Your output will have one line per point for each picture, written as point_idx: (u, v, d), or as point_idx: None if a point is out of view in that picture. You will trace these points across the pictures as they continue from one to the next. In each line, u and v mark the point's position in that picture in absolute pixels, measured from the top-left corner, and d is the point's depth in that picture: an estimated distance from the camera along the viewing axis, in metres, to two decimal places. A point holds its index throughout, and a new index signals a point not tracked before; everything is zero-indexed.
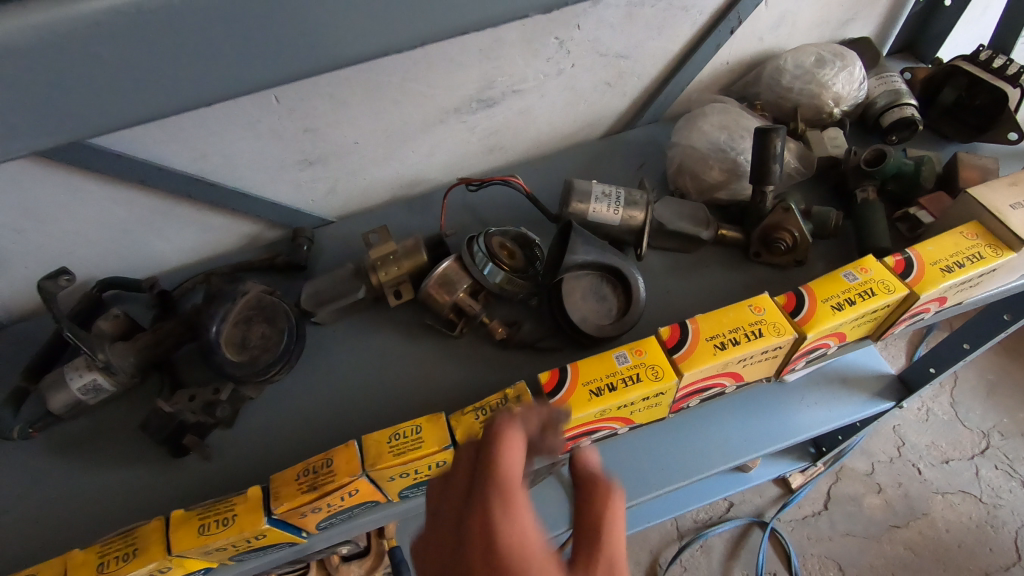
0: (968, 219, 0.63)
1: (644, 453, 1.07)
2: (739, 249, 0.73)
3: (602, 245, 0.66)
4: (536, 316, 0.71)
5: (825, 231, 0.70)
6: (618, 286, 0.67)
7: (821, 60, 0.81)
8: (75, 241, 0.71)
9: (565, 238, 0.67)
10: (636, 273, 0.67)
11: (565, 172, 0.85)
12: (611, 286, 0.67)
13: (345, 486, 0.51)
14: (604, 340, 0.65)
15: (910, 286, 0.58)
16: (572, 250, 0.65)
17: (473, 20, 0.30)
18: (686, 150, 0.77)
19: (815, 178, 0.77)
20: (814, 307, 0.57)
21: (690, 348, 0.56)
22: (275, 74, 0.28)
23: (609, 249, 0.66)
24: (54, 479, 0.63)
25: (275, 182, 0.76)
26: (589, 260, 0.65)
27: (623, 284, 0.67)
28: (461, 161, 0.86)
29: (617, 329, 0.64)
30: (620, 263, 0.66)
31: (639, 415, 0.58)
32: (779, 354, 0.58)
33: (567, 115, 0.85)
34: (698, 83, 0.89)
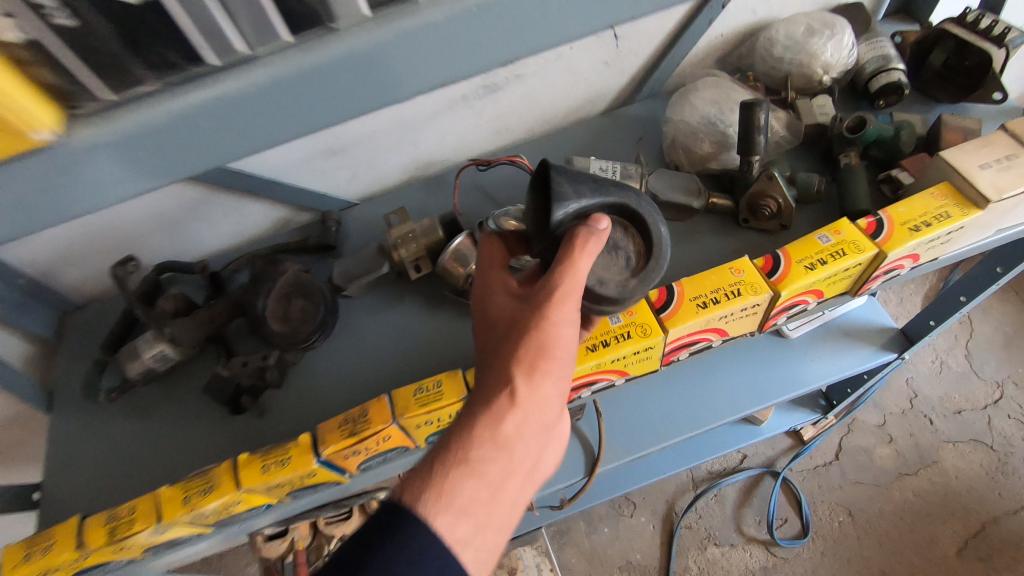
0: (940, 180, 0.68)
1: (655, 409, 1.17)
2: (729, 216, 0.78)
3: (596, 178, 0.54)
4: None
5: (808, 197, 0.75)
6: (629, 229, 0.56)
7: (811, 30, 0.83)
8: (137, 232, 0.82)
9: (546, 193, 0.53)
10: (642, 203, 0.55)
11: (567, 148, 0.91)
12: (622, 230, 0.56)
13: (379, 432, 0.61)
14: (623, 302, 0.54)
15: (879, 245, 0.63)
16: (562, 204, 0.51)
17: (559, 35, 0.31)
18: (678, 126, 0.82)
19: (803, 146, 0.81)
20: (789, 268, 0.64)
21: (675, 307, 0.63)
22: (339, 107, 0.30)
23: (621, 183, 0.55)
24: (134, 436, 0.74)
25: (302, 171, 0.85)
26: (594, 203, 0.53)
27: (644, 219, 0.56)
28: (469, 143, 0.93)
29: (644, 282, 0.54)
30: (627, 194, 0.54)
31: (632, 367, 0.66)
32: (758, 311, 0.65)
33: (568, 94, 0.91)
34: (693, 58, 0.93)
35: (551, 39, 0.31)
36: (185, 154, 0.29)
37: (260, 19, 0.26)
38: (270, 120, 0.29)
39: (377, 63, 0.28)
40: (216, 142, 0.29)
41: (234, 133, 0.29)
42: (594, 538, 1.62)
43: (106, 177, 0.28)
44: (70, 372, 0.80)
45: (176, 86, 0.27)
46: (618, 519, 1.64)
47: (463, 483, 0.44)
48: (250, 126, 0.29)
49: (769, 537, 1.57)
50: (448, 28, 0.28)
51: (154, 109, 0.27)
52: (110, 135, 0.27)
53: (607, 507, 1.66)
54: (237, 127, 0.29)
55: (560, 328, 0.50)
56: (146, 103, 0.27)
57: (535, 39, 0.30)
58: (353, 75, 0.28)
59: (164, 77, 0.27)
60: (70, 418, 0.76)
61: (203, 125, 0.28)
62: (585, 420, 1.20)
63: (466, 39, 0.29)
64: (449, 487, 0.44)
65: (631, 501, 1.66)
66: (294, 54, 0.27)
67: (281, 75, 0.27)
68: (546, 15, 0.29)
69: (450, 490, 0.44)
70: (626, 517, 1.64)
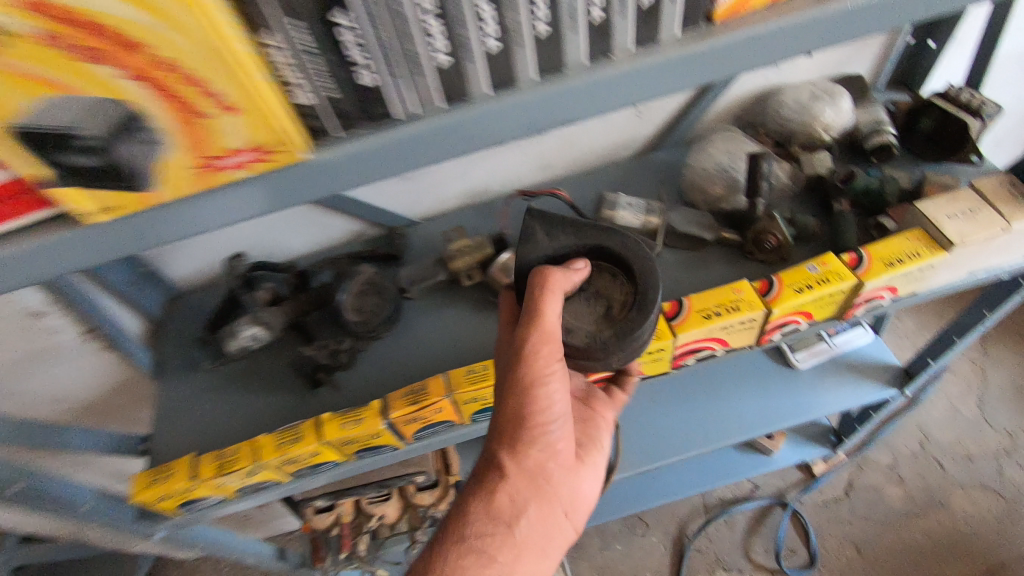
0: (916, 226, 0.80)
1: (668, 425, 1.31)
2: (738, 249, 0.91)
3: (578, 225, 0.67)
4: None
5: (806, 235, 0.88)
6: (617, 275, 0.66)
7: (815, 95, 0.97)
8: (240, 234, 1.00)
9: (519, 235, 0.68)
10: (629, 250, 0.65)
11: (600, 184, 1.06)
12: (611, 277, 0.67)
13: (435, 402, 0.75)
14: (605, 346, 0.64)
15: (858, 276, 0.76)
16: (533, 248, 0.66)
17: (645, 92, 0.41)
18: (696, 171, 0.96)
19: (805, 193, 0.95)
20: (781, 290, 0.76)
21: (684, 317, 0.76)
22: (486, 138, 0.41)
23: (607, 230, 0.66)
24: (228, 400, 0.90)
25: (377, 192, 1.02)
26: (564, 245, 0.66)
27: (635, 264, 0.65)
28: (517, 176, 1.10)
29: (619, 325, 0.64)
30: (608, 240, 0.65)
31: (645, 366, 0.80)
32: (755, 325, 0.78)
33: (603, 139, 1.07)
34: (713, 114, 1.09)
35: (642, 92, 0.41)
36: (381, 168, 0.40)
37: (436, 91, 0.37)
38: (437, 146, 0.40)
39: (517, 113, 0.39)
40: (403, 161, 0.40)
41: (415, 156, 0.40)
42: (607, 554, 1.70)
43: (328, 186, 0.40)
44: (178, 346, 0.97)
45: (383, 127, 0.38)
46: (631, 537, 1.72)
47: (463, 553, 0.63)
48: (425, 151, 0.40)
49: (777, 566, 1.63)
50: (568, 92, 0.39)
51: (367, 142, 0.38)
52: (337, 158, 0.38)
53: (621, 525, 1.75)
54: (417, 153, 0.40)
55: (530, 397, 0.65)
56: (363, 137, 0.38)
57: (630, 92, 0.40)
58: (502, 120, 0.39)
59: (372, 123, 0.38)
60: (178, 382, 0.93)
61: (396, 150, 0.39)
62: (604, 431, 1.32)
63: (582, 96, 0.40)
64: (453, 559, 0.62)
65: (644, 520, 1.74)
66: (464, 109, 0.38)
67: (456, 120, 0.38)
68: (637, 81, 0.40)
69: (454, 562, 0.62)
70: (638, 535, 1.72)
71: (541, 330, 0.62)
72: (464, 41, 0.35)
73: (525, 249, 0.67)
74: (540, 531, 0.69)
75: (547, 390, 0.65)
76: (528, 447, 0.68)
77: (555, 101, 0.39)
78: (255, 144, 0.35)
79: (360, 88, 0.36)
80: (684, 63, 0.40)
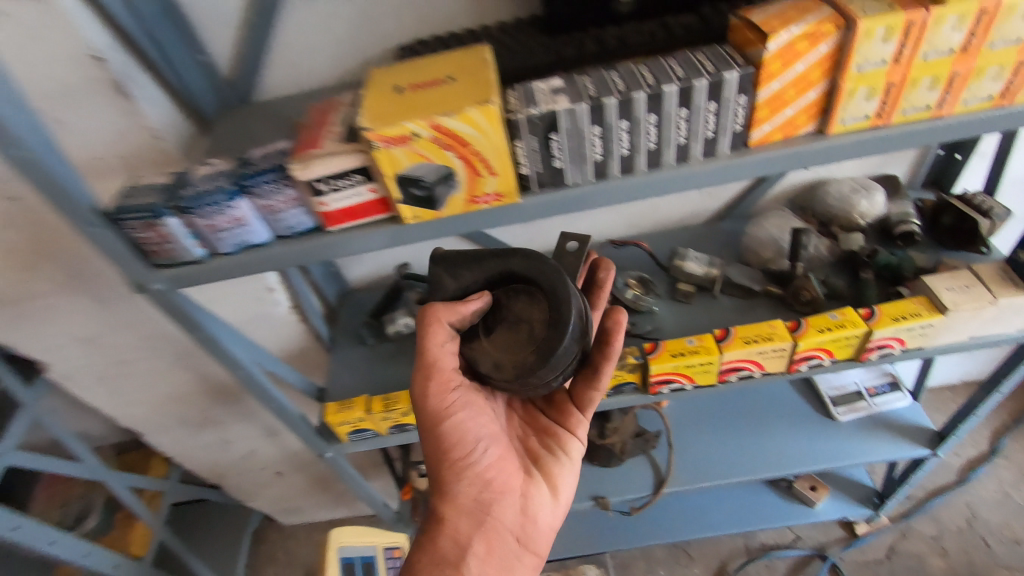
0: (922, 294, 1.04)
1: (717, 453, 1.50)
2: (780, 300, 1.16)
3: (476, 258, 0.79)
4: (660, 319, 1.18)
5: (835, 293, 1.13)
6: (530, 295, 0.77)
7: (853, 189, 1.23)
8: (404, 251, 1.37)
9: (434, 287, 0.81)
10: (532, 272, 0.76)
11: (675, 242, 1.36)
12: (524, 297, 0.78)
13: None
14: (533, 371, 0.74)
15: (870, 325, 1.00)
16: (440, 292, 0.81)
17: (709, 182, 0.71)
18: (752, 238, 1.24)
19: (839, 264, 1.19)
20: (807, 329, 1.02)
21: (730, 340, 1.03)
22: (613, 199, 0.72)
23: (512, 259, 0.76)
24: (384, 367, 1.24)
25: (502, 231, 1.37)
26: (467, 281, 0.80)
27: (545, 283, 0.75)
28: (608, 230, 1.41)
29: (542, 341, 0.74)
30: (511, 264, 0.77)
31: (697, 376, 1.06)
32: (785, 354, 1.03)
33: (679, 208, 1.38)
34: (770, 196, 1.38)
35: (706, 182, 0.71)
36: (555, 211, 0.72)
37: (592, 170, 0.69)
38: (585, 201, 0.72)
39: (633, 187, 0.71)
40: (566, 208, 0.72)
41: (573, 206, 0.72)
42: None
43: (525, 217, 0.72)
44: (349, 327, 1.34)
45: (561, 187, 0.71)
46: (675, 565, 1.88)
47: None
48: (579, 203, 0.72)
49: None
50: (663, 179, 0.70)
51: (553, 194, 0.71)
52: (534, 202, 0.71)
53: (666, 553, 1.91)
54: (575, 204, 0.72)
55: (440, 434, 0.84)
56: (551, 191, 0.71)
57: (700, 181, 0.71)
58: (625, 191, 0.71)
59: (556, 184, 0.71)
60: (349, 351, 1.28)
61: (563, 202, 0.71)
62: (659, 451, 1.54)
63: (670, 184, 0.71)
64: None
65: (688, 552, 1.90)
66: (604, 181, 0.70)
67: (601, 187, 0.70)
68: (704, 176, 0.70)
69: None
70: (681, 565, 1.88)
71: (431, 368, 0.80)
72: (611, 147, 0.67)
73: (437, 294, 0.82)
74: (489, 559, 0.84)
75: (453, 421, 0.84)
76: (453, 483, 0.86)
77: (655, 184, 0.70)
78: (500, 192, 0.69)
79: (553, 168, 0.68)
80: (734, 167, 0.69)
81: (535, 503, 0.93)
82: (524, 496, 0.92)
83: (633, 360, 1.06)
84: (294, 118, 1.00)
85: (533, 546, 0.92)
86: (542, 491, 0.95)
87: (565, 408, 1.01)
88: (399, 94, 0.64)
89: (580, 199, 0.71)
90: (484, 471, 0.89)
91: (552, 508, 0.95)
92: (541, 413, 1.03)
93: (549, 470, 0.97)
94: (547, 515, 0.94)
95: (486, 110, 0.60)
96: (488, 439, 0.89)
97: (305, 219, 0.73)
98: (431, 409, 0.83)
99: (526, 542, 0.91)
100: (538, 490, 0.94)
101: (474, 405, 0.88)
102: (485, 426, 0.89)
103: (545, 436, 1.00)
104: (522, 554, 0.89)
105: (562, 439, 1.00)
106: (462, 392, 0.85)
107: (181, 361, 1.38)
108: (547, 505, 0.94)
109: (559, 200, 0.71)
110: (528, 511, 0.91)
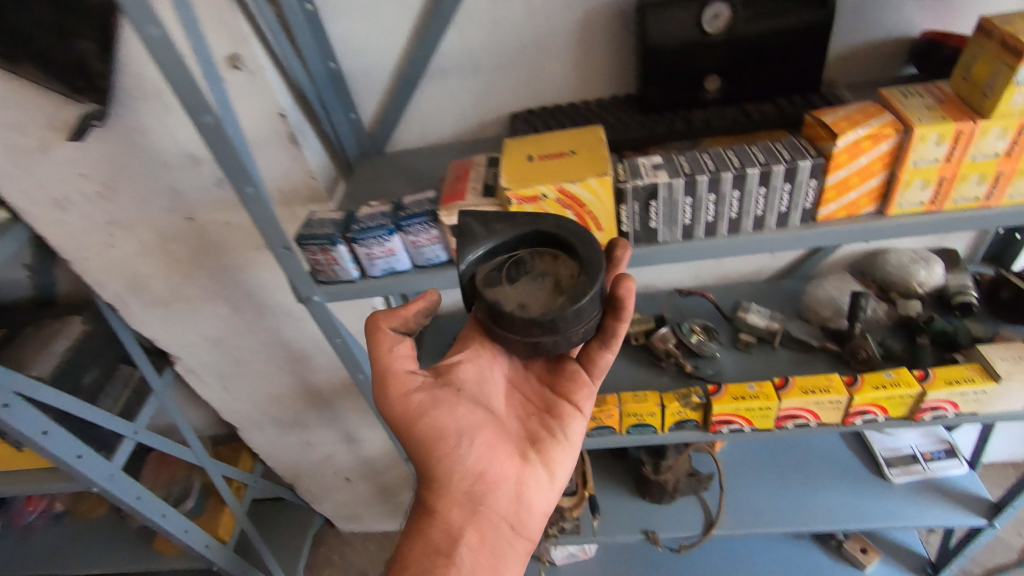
0: (976, 362, 1.11)
1: (768, 501, 1.56)
2: (837, 357, 1.24)
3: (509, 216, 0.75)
4: (722, 364, 1.28)
5: (890, 355, 1.21)
6: (558, 257, 0.73)
7: (913, 259, 1.32)
8: None
9: (463, 236, 0.74)
10: (566, 234, 0.73)
11: (739, 295, 1.47)
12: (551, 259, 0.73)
13: (611, 407, 1.20)
14: (561, 313, 0.66)
15: (924, 386, 1.08)
16: (466, 239, 0.73)
17: (779, 247, 0.84)
18: (813, 297, 1.34)
19: (897, 327, 1.27)
20: (863, 385, 1.11)
21: (788, 388, 1.13)
22: (696, 256, 0.86)
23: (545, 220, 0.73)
24: None
25: None
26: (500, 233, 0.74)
27: (578, 244, 0.72)
28: (676, 280, 1.54)
29: (575, 290, 0.68)
30: (545, 223, 0.73)
31: (756, 419, 1.16)
32: (841, 406, 1.12)
33: (744, 265, 1.49)
34: (831, 260, 1.48)
35: (778, 247, 0.84)
36: (645, 262, 0.87)
37: (680, 231, 0.84)
38: (671, 256, 0.86)
39: (714, 248, 0.85)
40: (655, 260, 0.87)
41: (661, 259, 0.86)
42: None
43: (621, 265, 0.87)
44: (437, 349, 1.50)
45: (652, 243, 0.85)
46: None
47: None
48: (666, 257, 0.86)
49: None
50: (740, 243, 0.84)
51: (645, 248, 0.85)
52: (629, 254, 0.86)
53: None
54: (663, 258, 0.86)
55: (418, 431, 0.86)
56: (644, 246, 0.85)
57: (772, 247, 0.84)
58: (706, 250, 0.85)
59: (648, 241, 0.85)
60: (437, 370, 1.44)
61: (653, 255, 0.86)
62: (710, 493, 1.61)
63: (745, 247, 0.84)
64: None
65: None
66: (690, 241, 0.84)
67: (686, 246, 0.84)
68: (776, 242, 0.83)
69: None
70: None
71: (397, 372, 0.87)
72: (698, 214, 0.81)
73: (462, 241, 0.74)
74: (482, 549, 0.86)
75: (428, 421, 0.86)
76: (442, 479, 0.87)
77: (733, 246, 0.84)
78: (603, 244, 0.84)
79: (649, 228, 0.83)
80: (803, 237, 0.82)
81: (530, 489, 0.91)
82: (517, 483, 0.91)
83: (697, 398, 1.18)
84: (419, 168, 1.20)
85: (528, 531, 0.91)
86: (538, 476, 0.93)
87: (572, 380, 0.96)
88: (530, 163, 0.82)
89: (667, 254, 0.86)
90: (474, 465, 0.88)
91: (549, 492, 0.93)
92: (546, 390, 0.98)
93: (547, 453, 0.94)
94: (542, 500, 0.93)
95: (604, 179, 0.76)
96: (469, 432, 0.88)
97: (440, 253, 0.90)
98: (404, 408, 0.87)
99: (520, 527, 0.91)
100: (534, 475, 0.92)
101: (451, 400, 0.89)
102: (463, 419, 0.88)
103: (547, 415, 0.97)
104: (516, 541, 0.90)
105: (564, 421, 0.96)
106: (425, 392, 0.88)
107: (287, 366, 1.58)
108: (543, 490, 0.93)
109: (650, 254, 0.86)
110: (523, 497, 0.91)
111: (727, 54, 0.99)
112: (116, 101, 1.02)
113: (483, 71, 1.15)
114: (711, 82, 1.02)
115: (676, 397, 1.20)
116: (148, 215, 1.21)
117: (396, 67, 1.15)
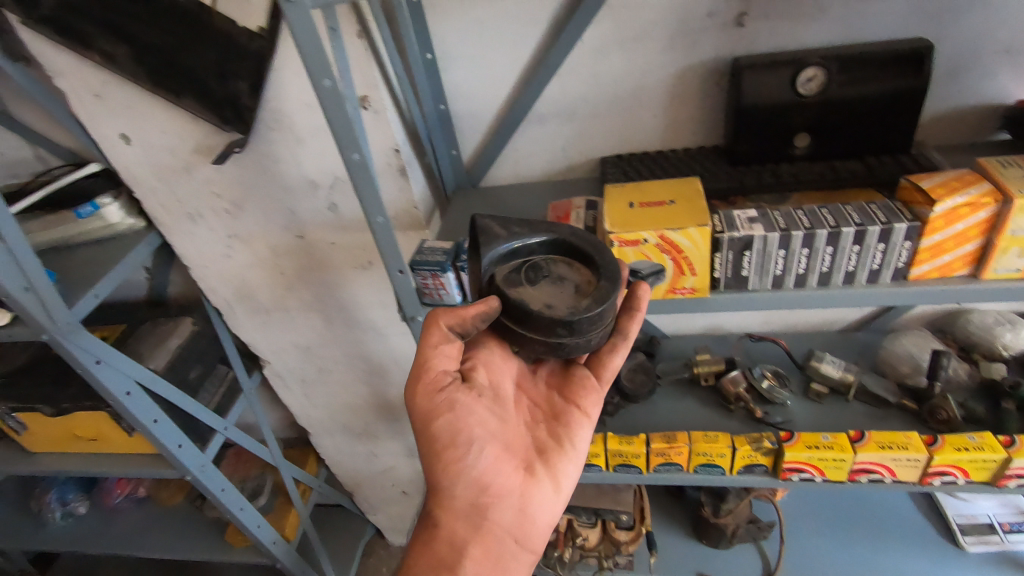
0: None
1: (831, 558, 1.52)
2: (914, 415, 1.24)
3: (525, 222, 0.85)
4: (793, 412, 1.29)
5: (973, 416, 1.19)
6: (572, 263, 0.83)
7: (997, 320, 1.30)
8: None
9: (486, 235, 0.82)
10: (578, 241, 0.83)
11: (811, 344, 1.48)
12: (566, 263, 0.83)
13: (680, 444, 1.22)
14: (589, 308, 0.75)
15: (1010, 451, 1.07)
16: (492, 241, 0.81)
17: (868, 302, 0.87)
18: (890, 352, 1.33)
19: (979, 389, 1.25)
20: (943, 445, 1.10)
21: (864, 442, 1.14)
22: (784, 304, 0.90)
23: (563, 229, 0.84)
24: None
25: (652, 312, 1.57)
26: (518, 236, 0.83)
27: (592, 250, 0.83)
28: (746, 324, 1.56)
29: (597, 288, 0.77)
30: (559, 232, 0.84)
31: (828, 470, 1.16)
32: (919, 464, 1.11)
33: (818, 314, 1.50)
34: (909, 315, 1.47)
35: (866, 302, 0.87)
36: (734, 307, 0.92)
37: (771, 281, 0.88)
38: (759, 303, 0.90)
39: (803, 299, 0.89)
40: (744, 306, 0.91)
41: (749, 305, 0.91)
42: None
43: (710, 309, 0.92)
44: None
45: (743, 291, 0.90)
46: None
47: None
48: (754, 304, 0.91)
49: None
50: (829, 296, 0.88)
51: (735, 295, 0.90)
52: (720, 299, 0.91)
53: None
54: (751, 304, 0.91)
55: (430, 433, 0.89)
56: (734, 293, 0.90)
57: (860, 301, 0.87)
58: (795, 300, 0.89)
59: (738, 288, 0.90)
60: None
61: (743, 301, 0.91)
62: (769, 543, 1.59)
63: (834, 300, 0.88)
64: None
65: None
66: (780, 290, 0.89)
67: (776, 295, 0.89)
68: (865, 297, 0.87)
69: None
70: None
71: (422, 370, 0.89)
72: (790, 266, 0.86)
73: (485, 239, 0.81)
74: (485, 560, 0.87)
75: (441, 424, 0.89)
76: (449, 487, 0.90)
77: (822, 299, 0.88)
78: (696, 288, 0.90)
79: (741, 276, 0.88)
80: (893, 294, 0.86)
81: (534, 501, 0.95)
82: (524, 495, 0.94)
83: (769, 443, 1.19)
84: (511, 203, 1.29)
85: (530, 544, 0.94)
86: (543, 489, 0.96)
87: (580, 390, 1.02)
88: (631, 209, 0.88)
89: (757, 301, 0.90)
90: (481, 476, 0.91)
91: (553, 503, 0.97)
92: (552, 400, 1.04)
93: (553, 464, 0.99)
94: (546, 512, 0.96)
95: (703, 229, 0.82)
96: (481, 441, 0.91)
97: None
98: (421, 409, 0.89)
99: (525, 540, 0.93)
100: (539, 488, 0.96)
101: (467, 405, 0.92)
102: (478, 426, 0.92)
103: (554, 425, 1.02)
104: (520, 552, 0.92)
105: (570, 431, 1.01)
106: (449, 394, 0.90)
107: (365, 378, 1.68)
108: (548, 500, 0.96)
109: (739, 299, 0.90)
110: (527, 509, 0.94)
111: (819, 114, 1.04)
112: (257, 132, 1.16)
113: (579, 118, 1.24)
114: (801, 139, 1.07)
115: (747, 440, 1.21)
116: (265, 232, 1.34)
117: (498, 110, 1.26)
